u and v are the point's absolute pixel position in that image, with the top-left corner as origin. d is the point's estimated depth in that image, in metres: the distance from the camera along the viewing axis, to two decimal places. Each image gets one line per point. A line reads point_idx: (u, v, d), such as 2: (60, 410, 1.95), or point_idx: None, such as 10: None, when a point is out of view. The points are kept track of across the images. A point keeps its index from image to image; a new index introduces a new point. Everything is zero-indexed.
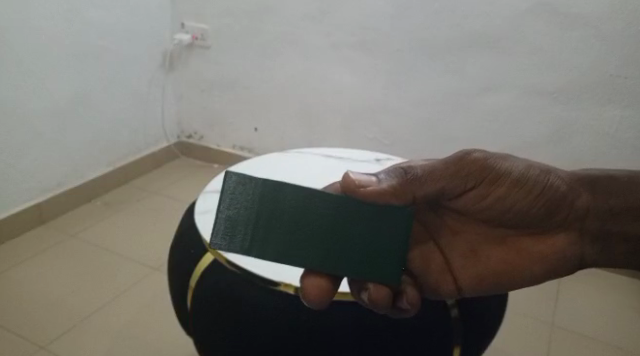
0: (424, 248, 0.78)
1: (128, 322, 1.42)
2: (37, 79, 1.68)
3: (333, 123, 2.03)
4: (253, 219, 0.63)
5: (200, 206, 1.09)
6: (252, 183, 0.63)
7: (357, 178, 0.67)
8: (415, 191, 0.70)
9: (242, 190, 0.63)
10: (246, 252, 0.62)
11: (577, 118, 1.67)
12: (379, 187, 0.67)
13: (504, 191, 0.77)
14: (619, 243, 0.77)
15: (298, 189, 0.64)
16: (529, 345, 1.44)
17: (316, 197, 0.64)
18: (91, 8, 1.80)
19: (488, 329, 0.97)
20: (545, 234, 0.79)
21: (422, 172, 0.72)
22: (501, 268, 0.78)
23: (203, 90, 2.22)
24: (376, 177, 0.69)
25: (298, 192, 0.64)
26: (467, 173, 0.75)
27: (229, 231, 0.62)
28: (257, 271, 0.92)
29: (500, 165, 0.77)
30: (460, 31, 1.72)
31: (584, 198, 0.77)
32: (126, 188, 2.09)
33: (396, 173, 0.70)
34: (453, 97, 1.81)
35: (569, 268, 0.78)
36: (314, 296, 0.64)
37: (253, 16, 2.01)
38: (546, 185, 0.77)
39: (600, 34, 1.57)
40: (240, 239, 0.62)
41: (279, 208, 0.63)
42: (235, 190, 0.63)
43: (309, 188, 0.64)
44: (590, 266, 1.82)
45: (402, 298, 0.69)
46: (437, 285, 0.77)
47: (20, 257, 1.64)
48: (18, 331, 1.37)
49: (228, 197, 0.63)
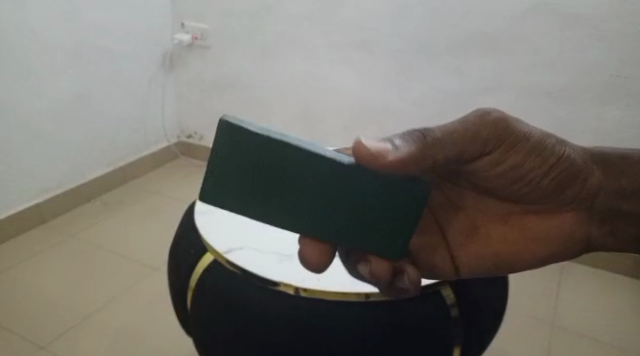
0: (426, 229, 0.76)
1: (128, 322, 1.42)
2: (37, 79, 1.68)
3: (333, 123, 2.03)
4: (250, 181, 0.57)
5: (200, 206, 1.10)
6: (246, 142, 0.56)
7: (371, 145, 0.59)
8: (435, 154, 0.64)
9: (235, 145, 0.57)
10: (238, 208, 0.58)
11: (577, 118, 1.67)
12: (394, 157, 0.59)
13: (518, 159, 0.74)
14: (628, 225, 0.75)
15: (295, 150, 0.57)
16: (529, 344, 1.44)
17: (316, 162, 0.57)
18: (91, 8, 1.80)
19: (487, 328, 0.97)
20: (552, 212, 0.77)
21: (441, 136, 0.65)
22: (501, 247, 0.77)
23: (203, 90, 2.22)
24: (391, 144, 0.61)
25: (296, 154, 0.57)
26: (486, 137, 0.70)
27: (220, 186, 0.58)
28: (257, 272, 0.93)
29: (516, 129, 0.72)
30: (459, 31, 1.73)
31: (596, 177, 0.75)
32: (126, 189, 2.09)
33: (414, 138, 0.63)
34: (453, 97, 1.81)
35: (572, 251, 0.77)
36: (313, 257, 0.63)
37: (253, 17, 2.01)
38: (560, 156, 0.75)
39: (600, 34, 1.57)
40: (231, 195, 0.58)
41: (273, 168, 0.57)
42: (227, 143, 0.57)
43: (309, 149, 0.57)
44: (591, 266, 1.82)
45: (401, 277, 0.71)
46: (433, 262, 0.76)
47: (20, 257, 1.64)
48: (18, 332, 1.36)
49: (219, 149, 0.57)
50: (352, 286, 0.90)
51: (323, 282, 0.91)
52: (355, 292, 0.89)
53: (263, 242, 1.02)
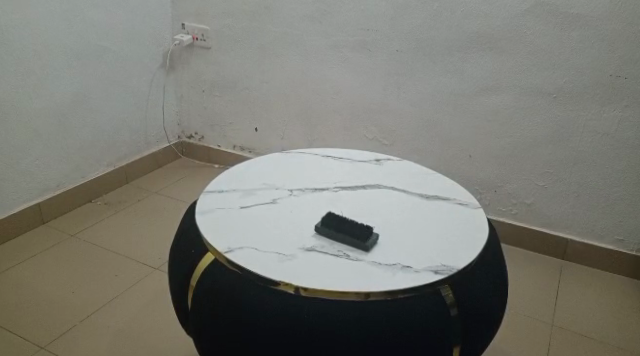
0: None
1: (126, 322, 1.42)
2: (38, 81, 1.69)
3: (333, 123, 2.03)
4: (336, 225, 1.02)
5: (200, 207, 1.11)
6: (324, 227, 1.03)
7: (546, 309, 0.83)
8: None
9: (323, 225, 1.03)
10: (336, 228, 1.02)
11: (576, 118, 1.67)
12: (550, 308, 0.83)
13: None
14: None
15: (335, 230, 1.02)
16: (528, 345, 1.45)
17: (350, 234, 1.01)
18: (91, 7, 1.80)
19: (489, 327, 0.98)
20: None
21: None
22: None
23: (204, 90, 2.23)
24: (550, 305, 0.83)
25: (338, 231, 1.02)
26: None
27: (326, 221, 1.03)
28: (245, 268, 0.94)
29: None
30: (459, 31, 1.73)
31: None
32: (127, 188, 2.09)
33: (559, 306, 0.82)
34: (453, 97, 1.81)
35: None
36: None
37: (253, 17, 2.02)
38: None
39: (600, 34, 1.57)
40: (331, 225, 1.02)
41: (341, 227, 1.02)
42: (322, 224, 1.03)
43: (334, 230, 1.02)
44: (592, 267, 1.80)
45: None
46: None
47: (21, 257, 1.65)
48: (19, 332, 1.37)
49: (323, 220, 1.04)
50: (352, 284, 0.90)
51: (324, 280, 0.91)
52: (354, 291, 0.89)
53: (264, 242, 1.00)
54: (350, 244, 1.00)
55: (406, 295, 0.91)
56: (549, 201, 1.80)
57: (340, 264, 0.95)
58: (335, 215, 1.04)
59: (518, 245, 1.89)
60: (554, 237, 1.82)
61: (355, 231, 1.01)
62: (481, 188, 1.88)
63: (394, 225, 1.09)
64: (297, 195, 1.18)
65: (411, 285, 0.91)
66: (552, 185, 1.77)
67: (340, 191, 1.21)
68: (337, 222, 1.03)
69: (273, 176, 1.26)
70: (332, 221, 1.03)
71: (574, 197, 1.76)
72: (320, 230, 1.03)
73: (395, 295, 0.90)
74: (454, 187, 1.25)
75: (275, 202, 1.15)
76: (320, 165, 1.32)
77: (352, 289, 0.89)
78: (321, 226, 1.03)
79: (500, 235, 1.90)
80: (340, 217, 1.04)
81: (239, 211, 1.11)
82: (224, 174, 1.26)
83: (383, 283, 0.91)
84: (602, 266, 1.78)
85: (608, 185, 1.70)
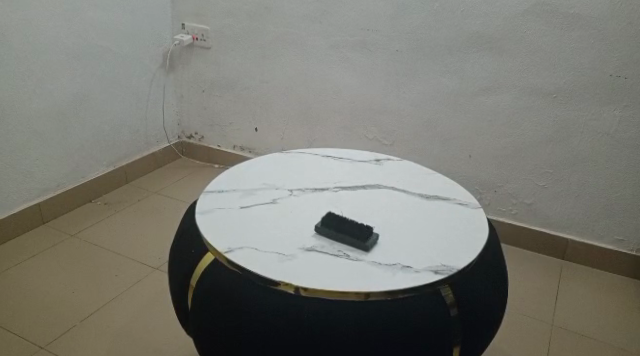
0: None
1: (126, 322, 1.42)
2: (38, 80, 1.69)
3: (333, 123, 2.04)
4: (335, 224, 1.02)
5: (200, 207, 1.11)
6: (324, 227, 1.03)
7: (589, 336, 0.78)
8: None
9: (323, 225, 1.03)
10: (335, 228, 1.02)
11: (576, 118, 1.67)
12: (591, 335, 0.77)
13: None
14: None
15: (335, 230, 1.02)
16: (528, 345, 1.45)
17: (350, 234, 1.01)
18: (91, 7, 1.80)
19: (489, 327, 0.98)
20: None
21: None
22: None
23: (204, 90, 2.23)
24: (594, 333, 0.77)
25: (338, 231, 1.02)
26: None
27: (326, 222, 1.03)
28: (245, 268, 0.94)
29: None
30: (459, 32, 1.73)
31: None
32: (127, 188, 2.09)
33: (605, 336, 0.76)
34: (453, 97, 1.81)
35: None
36: None
37: (254, 17, 2.02)
38: None
39: (600, 34, 1.57)
40: (331, 226, 1.02)
41: (341, 228, 1.02)
42: (322, 224, 1.03)
43: (335, 230, 1.02)
44: (592, 267, 1.80)
45: None
46: None
47: (21, 257, 1.65)
48: (19, 332, 1.37)
49: (323, 220, 1.04)
50: (353, 284, 0.90)
51: (324, 280, 0.91)
52: (355, 291, 0.89)
53: (264, 242, 1.00)
54: (350, 244, 1.00)
55: (406, 295, 0.91)
56: (549, 202, 1.80)
57: (340, 264, 0.95)
58: (335, 215, 1.04)
59: (518, 245, 1.89)
60: (554, 237, 1.82)
61: (355, 231, 1.01)
62: (481, 188, 1.88)
63: (394, 225, 1.09)
64: (297, 195, 1.18)
65: (411, 285, 0.91)
66: (552, 185, 1.77)
67: (340, 191, 1.21)
68: (337, 222, 1.03)
69: (273, 175, 1.26)
70: (331, 222, 1.03)
71: (574, 198, 1.76)
72: (320, 230, 1.03)
73: (396, 295, 0.90)
74: (454, 187, 1.25)
75: (275, 202, 1.15)
76: (320, 165, 1.32)
77: (352, 289, 0.89)
78: (321, 226, 1.03)
79: (500, 235, 1.90)
80: (339, 217, 1.04)
81: (239, 211, 1.11)
82: (223, 174, 1.26)
83: (383, 283, 0.91)
84: (602, 266, 1.78)
85: (608, 185, 1.70)
